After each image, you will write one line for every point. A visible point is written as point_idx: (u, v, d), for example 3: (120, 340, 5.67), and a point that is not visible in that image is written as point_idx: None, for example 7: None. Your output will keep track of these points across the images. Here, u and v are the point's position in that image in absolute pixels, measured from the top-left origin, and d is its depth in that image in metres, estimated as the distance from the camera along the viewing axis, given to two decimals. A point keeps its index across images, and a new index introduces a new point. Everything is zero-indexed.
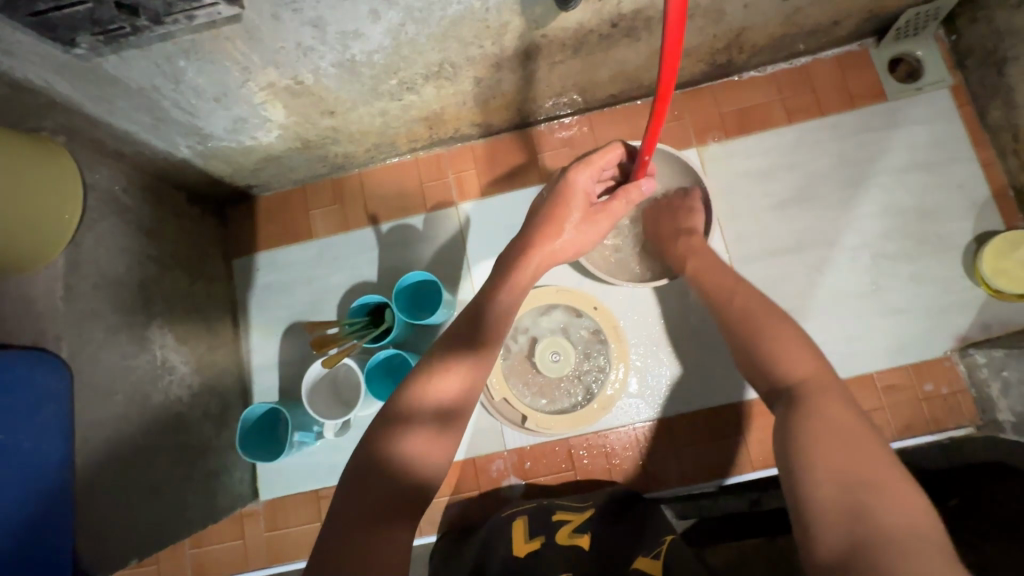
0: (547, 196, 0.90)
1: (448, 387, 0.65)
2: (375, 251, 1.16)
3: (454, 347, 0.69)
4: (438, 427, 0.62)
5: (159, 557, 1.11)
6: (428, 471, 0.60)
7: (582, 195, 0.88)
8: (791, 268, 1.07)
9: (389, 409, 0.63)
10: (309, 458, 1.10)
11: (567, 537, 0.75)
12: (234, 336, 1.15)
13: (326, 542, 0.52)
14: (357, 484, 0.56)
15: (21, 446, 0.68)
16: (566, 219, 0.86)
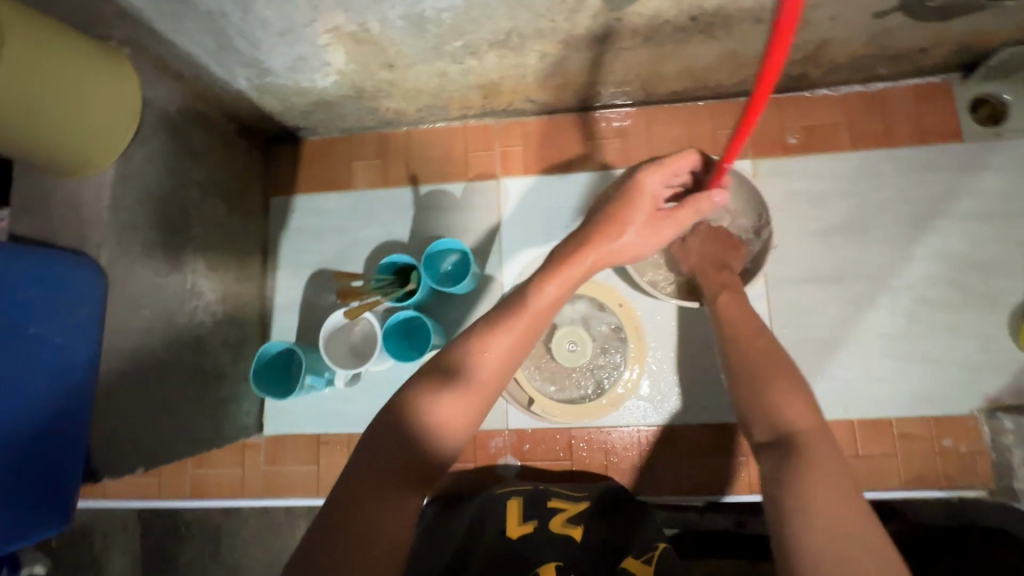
0: (613, 195, 0.88)
1: (473, 375, 0.63)
2: (410, 212, 1.16)
3: (488, 335, 0.67)
4: (458, 415, 0.61)
5: (163, 470, 1.15)
6: (436, 451, 0.59)
7: (649, 199, 0.86)
8: (827, 297, 1.04)
9: (407, 387, 0.62)
10: (316, 403, 1.12)
11: (559, 528, 0.75)
12: (262, 270, 1.17)
13: (333, 502, 0.53)
14: (364, 463, 0.55)
15: (52, 341, 0.71)
16: (629, 221, 0.84)
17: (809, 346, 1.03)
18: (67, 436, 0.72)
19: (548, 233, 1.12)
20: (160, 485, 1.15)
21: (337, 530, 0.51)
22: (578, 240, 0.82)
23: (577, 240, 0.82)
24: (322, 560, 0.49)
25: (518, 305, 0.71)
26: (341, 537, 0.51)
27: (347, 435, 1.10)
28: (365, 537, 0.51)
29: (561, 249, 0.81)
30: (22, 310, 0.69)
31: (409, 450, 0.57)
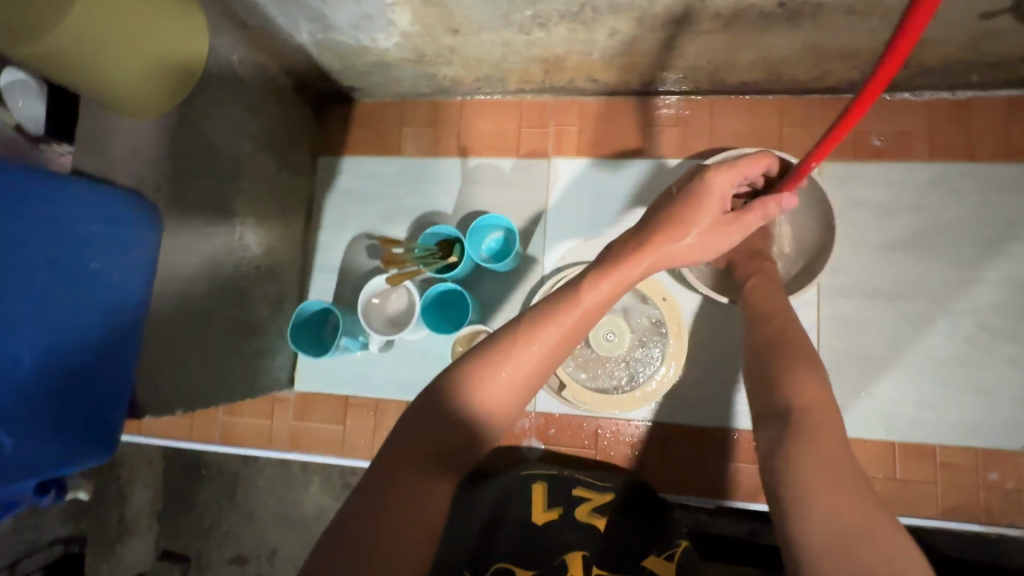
0: (676, 196, 0.84)
1: (522, 366, 0.61)
2: (456, 184, 1.15)
3: (538, 325, 0.64)
4: (502, 402, 0.60)
5: (195, 413, 1.18)
6: (475, 437, 0.59)
7: (716, 201, 0.81)
8: (882, 314, 0.99)
9: (450, 372, 0.61)
10: (345, 365, 1.13)
11: (586, 519, 0.75)
12: (305, 228, 1.17)
13: (369, 480, 0.54)
14: (403, 445, 0.56)
15: (110, 278, 0.70)
16: (693, 224, 0.80)
17: (857, 362, 0.99)
18: (112, 371, 0.71)
19: (596, 218, 1.09)
20: (192, 428, 1.19)
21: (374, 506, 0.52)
22: (637, 239, 0.79)
23: (637, 237, 0.79)
24: (358, 536, 0.50)
25: (569, 297, 0.69)
26: (375, 518, 0.52)
27: (375, 400, 1.11)
28: (397, 517, 0.52)
29: (620, 246, 0.78)
30: (76, 240, 0.67)
31: (449, 436, 0.57)
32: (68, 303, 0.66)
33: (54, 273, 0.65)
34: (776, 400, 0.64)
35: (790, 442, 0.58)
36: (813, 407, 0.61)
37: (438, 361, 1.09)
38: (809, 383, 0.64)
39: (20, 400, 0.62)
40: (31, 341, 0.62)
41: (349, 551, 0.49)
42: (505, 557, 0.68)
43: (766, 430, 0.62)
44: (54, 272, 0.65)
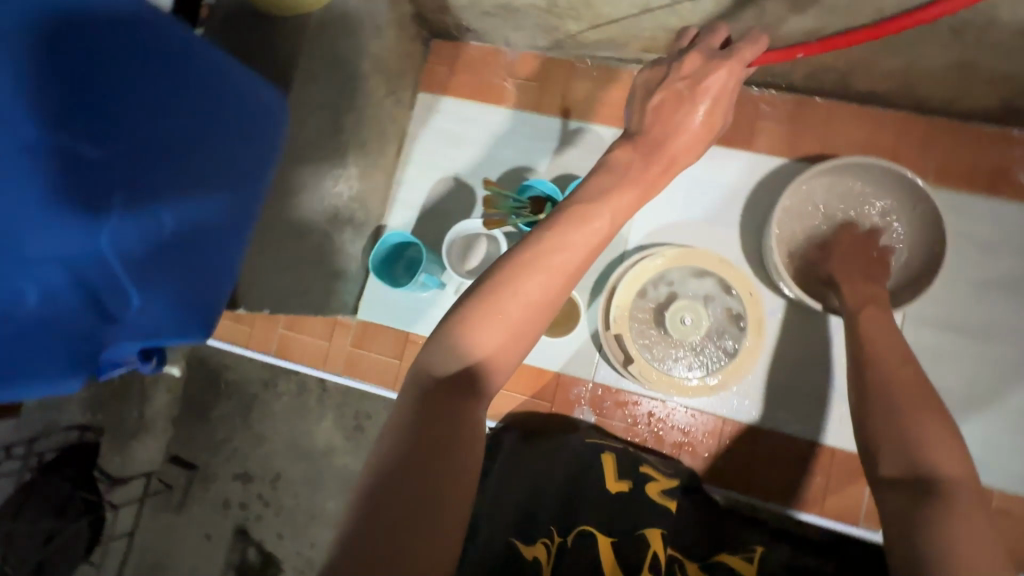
0: (668, 99, 0.69)
1: (530, 298, 0.57)
2: (552, 143, 1.13)
3: (534, 254, 0.58)
4: (507, 329, 0.56)
5: (257, 322, 1.21)
6: (487, 377, 0.56)
7: (710, 101, 0.69)
8: (964, 351, 0.97)
9: (447, 320, 0.57)
10: (413, 301, 1.13)
11: (656, 496, 0.76)
12: (393, 161, 1.17)
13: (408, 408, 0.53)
14: (418, 403, 0.53)
15: (246, 162, 0.68)
16: (688, 128, 0.69)
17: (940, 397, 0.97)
18: (230, 249, 0.68)
19: (690, 202, 1.07)
20: (251, 336, 1.21)
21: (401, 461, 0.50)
22: (637, 155, 0.67)
23: (641, 153, 0.67)
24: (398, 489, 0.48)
25: (569, 214, 0.61)
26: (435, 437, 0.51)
27: None
28: (446, 439, 0.51)
29: (616, 164, 0.67)
30: (230, 112, 0.65)
31: (461, 383, 0.54)
32: (212, 171, 0.63)
33: (207, 136, 0.62)
34: (911, 462, 0.61)
35: (926, 504, 0.57)
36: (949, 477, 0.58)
37: None
38: (945, 450, 0.61)
39: (154, 257, 0.58)
40: (172, 200, 0.59)
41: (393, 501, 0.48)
42: (588, 523, 0.71)
43: (897, 489, 0.60)
44: (207, 136, 0.62)
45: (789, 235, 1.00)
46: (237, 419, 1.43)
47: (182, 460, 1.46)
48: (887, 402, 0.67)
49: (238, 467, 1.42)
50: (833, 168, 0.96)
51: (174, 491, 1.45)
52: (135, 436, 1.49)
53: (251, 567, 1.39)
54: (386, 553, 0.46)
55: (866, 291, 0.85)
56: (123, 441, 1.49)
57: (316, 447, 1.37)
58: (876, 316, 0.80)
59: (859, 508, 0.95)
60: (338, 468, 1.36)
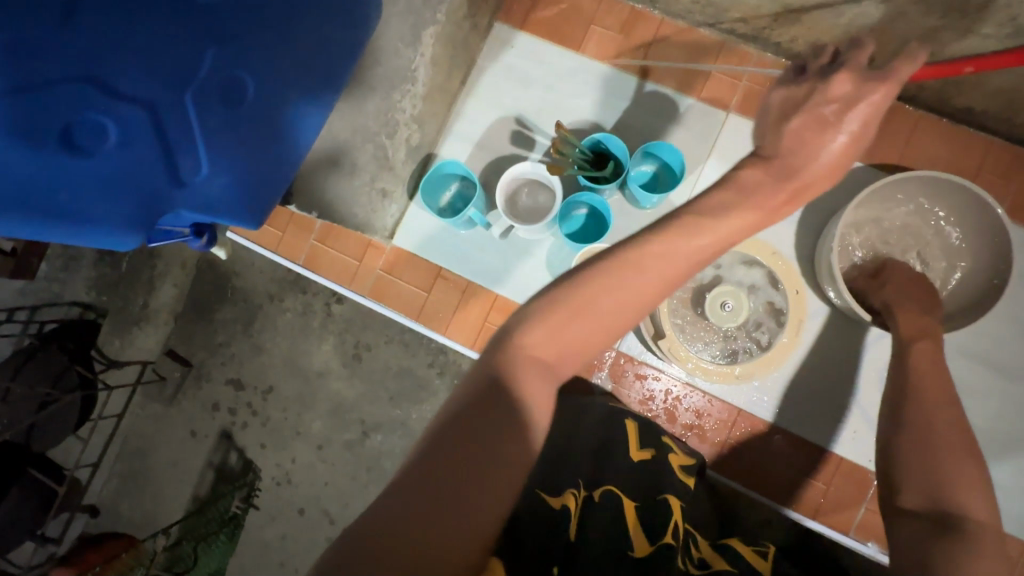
0: (810, 124, 0.65)
1: (629, 290, 0.55)
2: (624, 102, 1.08)
3: (640, 251, 0.56)
4: (596, 316, 0.55)
5: (289, 229, 1.18)
6: (568, 354, 0.55)
7: (856, 129, 0.64)
8: (995, 387, 0.97)
9: (539, 297, 0.56)
10: (452, 238, 1.10)
11: (677, 470, 0.78)
12: (457, 90, 1.12)
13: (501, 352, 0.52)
14: (505, 355, 0.52)
15: (332, 52, 0.69)
16: (825, 155, 0.65)
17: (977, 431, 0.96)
18: (296, 142, 0.70)
19: None
20: (280, 241, 1.19)
21: (474, 413, 0.48)
22: (767, 178, 0.65)
23: (773, 174, 0.65)
24: (457, 449, 0.45)
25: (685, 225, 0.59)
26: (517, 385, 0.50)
27: (467, 282, 1.10)
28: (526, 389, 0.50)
29: (742, 183, 0.64)
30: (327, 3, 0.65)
31: (550, 351, 0.53)
32: (301, 59, 0.65)
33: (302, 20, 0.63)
34: (936, 486, 0.61)
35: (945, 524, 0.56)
36: (979, 508, 0.59)
37: (545, 268, 1.07)
38: (970, 487, 0.60)
39: (230, 128, 0.60)
40: (256, 71, 0.60)
41: (460, 451, 0.45)
42: (614, 484, 0.71)
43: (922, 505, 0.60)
44: (305, 17, 0.63)
45: (850, 241, 0.98)
46: (238, 327, 1.43)
47: (176, 354, 1.44)
48: (928, 428, 0.67)
49: (232, 373, 1.43)
50: (898, 181, 0.93)
51: (166, 385, 1.45)
52: (138, 322, 1.45)
53: (230, 471, 1.42)
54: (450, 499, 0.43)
55: (918, 322, 0.82)
56: (124, 325, 1.44)
57: (313, 367, 1.38)
58: (930, 353, 0.77)
59: (849, 516, 0.97)
60: (333, 391, 1.38)
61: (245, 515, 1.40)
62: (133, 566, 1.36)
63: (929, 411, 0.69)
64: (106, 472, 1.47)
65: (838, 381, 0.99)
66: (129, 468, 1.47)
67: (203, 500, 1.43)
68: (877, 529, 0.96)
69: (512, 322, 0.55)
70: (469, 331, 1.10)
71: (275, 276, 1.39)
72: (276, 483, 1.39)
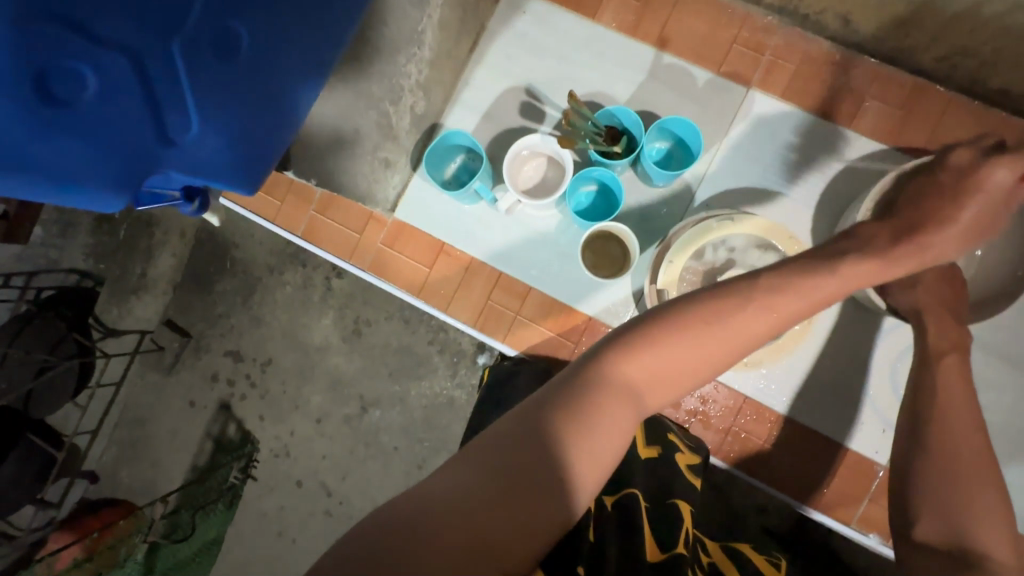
0: (925, 186, 0.78)
1: (732, 326, 0.57)
2: (639, 74, 1.03)
3: (749, 288, 0.60)
4: (693, 351, 0.56)
5: (288, 200, 1.14)
6: (650, 387, 0.55)
7: (979, 201, 0.75)
8: (1012, 383, 0.94)
9: (639, 321, 0.58)
10: (455, 212, 1.07)
11: (684, 469, 0.77)
12: (464, 58, 1.07)
13: (588, 369, 0.54)
14: (589, 375, 0.53)
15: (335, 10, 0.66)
16: (952, 221, 0.74)
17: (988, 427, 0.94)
18: (292, 103, 0.68)
19: (771, 172, 1.00)
20: (278, 212, 1.15)
21: (535, 425, 0.49)
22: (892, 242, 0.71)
23: (890, 234, 0.73)
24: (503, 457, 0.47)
25: (782, 271, 0.63)
26: (590, 414, 0.50)
27: (470, 259, 1.07)
28: (601, 420, 0.50)
29: (862, 235, 0.72)
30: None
31: (636, 379, 0.54)
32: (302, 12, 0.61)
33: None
34: None
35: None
36: None
37: (551, 247, 1.04)
38: (996, 532, 0.59)
39: (224, 86, 0.57)
40: (256, 25, 0.57)
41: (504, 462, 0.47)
42: (630, 484, 0.71)
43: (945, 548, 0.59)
44: None
45: None
46: (238, 298, 1.40)
47: (176, 326, 1.43)
48: (954, 438, 0.64)
49: (231, 344, 1.41)
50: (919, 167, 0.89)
51: (165, 354, 1.44)
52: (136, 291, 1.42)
53: (229, 442, 1.41)
54: (490, 507, 0.45)
55: (952, 331, 0.76)
56: (121, 292, 1.40)
57: (313, 341, 1.36)
58: (959, 367, 0.71)
59: (850, 508, 0.96)
60: (331, 366, 1.36)
61: (243, 486, 1.40)
62: (132, 531, 1.38)
63: (946, 408, 0.66)
64: (105, 440, 1.47)
65: (848, 371, 0.96)
66: (129, 436, 1.47)
67: (201, 471, 1.43)
68: (880, 521, 0.95)
69: (605, 342, 0.57)
70: (470, 310, 1.07)
71: (277, 250, 1.36)
72: (274, 456, 1.39)
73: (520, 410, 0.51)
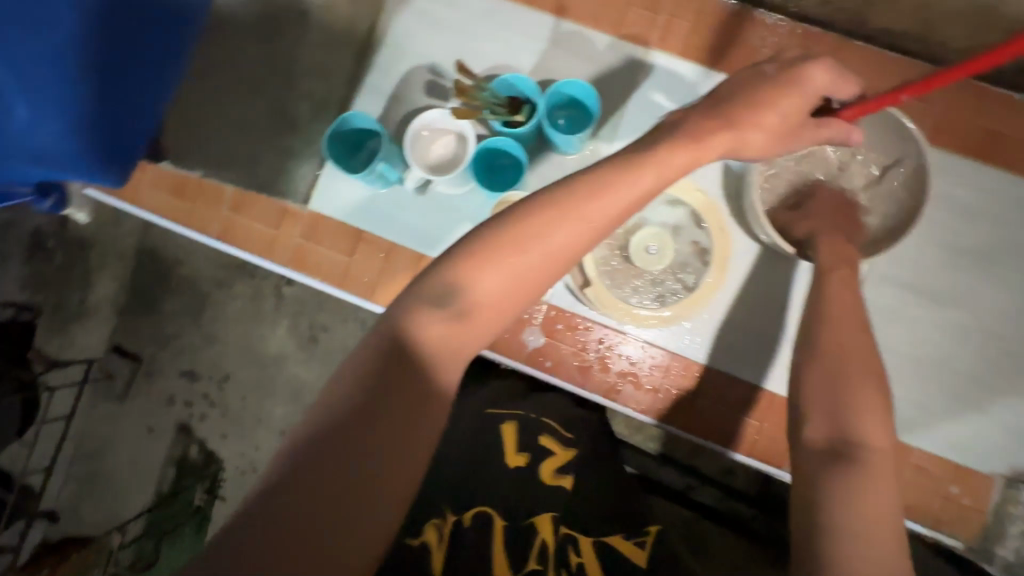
0: (746, 79, 0.70)
1: (552, 245, 0.56)
2: (541, 44, 1.03)
3: (566, 199, 0.57)
4: (509, 271, 0.54)
5: (196, 198, 1.08)
6: (477, 324, 0.55)
7: (799, 95, 0.68)
8: (921, 313, 0.97)
9: (454, 257, 0.55)
10: (370, 197, 1.05)
11: (551, 480, 0.71)
12: (364, 42, 1.05)
13: (406, 330, 0.51)
14: (403, 336, 0.51)
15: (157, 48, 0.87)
16: (773, 115, 0.67)
17: (895, 356, 0.97)
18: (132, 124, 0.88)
19: None
20: (190, 213, 1.08)
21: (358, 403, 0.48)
22: (701, 134, 0.65)
23: (695, 127, 0.66)
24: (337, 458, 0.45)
25: (599, 173, 0.59)
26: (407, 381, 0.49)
27: (389, 245, 1.05)
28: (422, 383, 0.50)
29: (686, 135, 0.65)
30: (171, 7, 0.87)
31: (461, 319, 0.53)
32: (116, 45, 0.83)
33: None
34: None
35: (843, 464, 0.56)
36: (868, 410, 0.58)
37: (467, 223, 1.03)
38: (883, 439, 0.58)
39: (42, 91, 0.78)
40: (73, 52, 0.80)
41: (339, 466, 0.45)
42: (487, 503, 0.67)
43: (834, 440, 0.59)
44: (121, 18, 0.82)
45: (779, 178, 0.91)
46: (188, 317, 1.34)
47: (126, 351, 1.35)
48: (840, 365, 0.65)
49: (185, 364, 1.35)
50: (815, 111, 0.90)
51: (115, 381, 1.36)
52: (78, 317, 1.35)
53: (191, 464, 1.34)
54: (327, 506, 0.44)
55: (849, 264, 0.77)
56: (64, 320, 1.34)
57: (269, 352, 1.32)
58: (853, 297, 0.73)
59: (780, 453, 0.98)
60: (284, 377, 1.32)
61: (210, 508, 1.31)
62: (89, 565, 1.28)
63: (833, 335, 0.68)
64: (61, 476, 1.36)
65: (768, 319, 0.98)
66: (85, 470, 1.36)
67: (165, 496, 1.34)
68: None
69: (423, 294, 0.54)
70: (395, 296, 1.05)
71: (212, 261, 1.32)
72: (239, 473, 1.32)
73: (344, 407, 0.47)
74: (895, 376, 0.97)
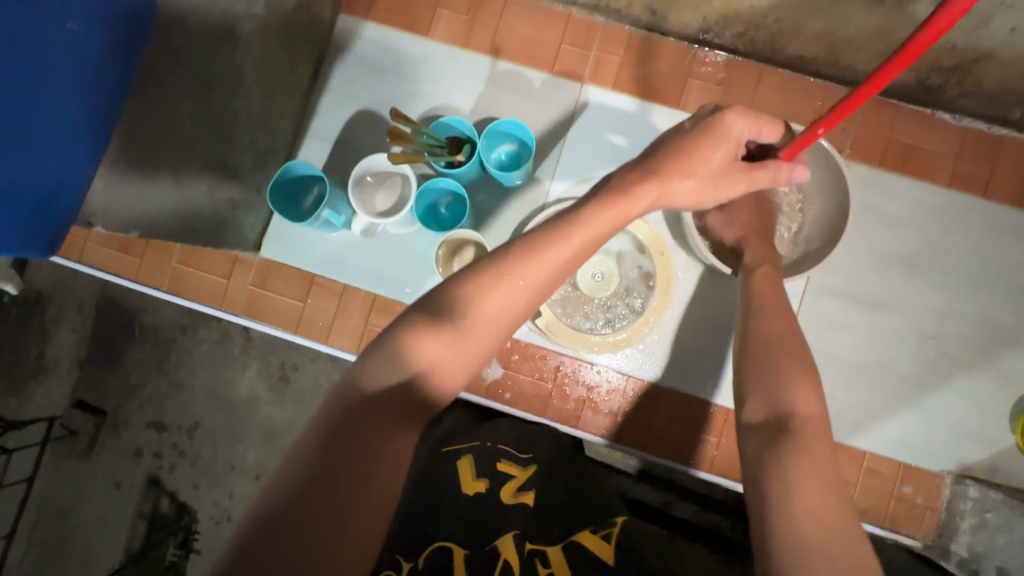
0: (674, 134, 0.76)
1: (496, 309, 0.57)
2: (480, 84, 1.06)
3: (504, 262, 0.59)
4: (455, 340, 0.55)
5: (146, 253, 1.12)
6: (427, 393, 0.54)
7: (724, 144, 0.74)
8: (860, 320, 1.01)
9: (399, 329, 0.55)
10: (321, 242, 1.06)
11: (510, 499, 0.67)
12: (308, 89, 1.07)
13: (348, 413, 0.49)
14: (345, 415, 0.49)
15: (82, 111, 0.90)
16: (705, 165, 0.73)
17: (840, 364, 1.01)
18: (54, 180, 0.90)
19: (616, 160, 1.03)
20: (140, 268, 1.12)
21: (295, 495, 0.44)
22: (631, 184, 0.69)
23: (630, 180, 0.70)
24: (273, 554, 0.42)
25: (536, 236, 0.62)
26: (349, 464, 0.46)
27: (342, 286, 1.06)
28: (371, 466, 0.47)
29: (619, 187, 0.69)
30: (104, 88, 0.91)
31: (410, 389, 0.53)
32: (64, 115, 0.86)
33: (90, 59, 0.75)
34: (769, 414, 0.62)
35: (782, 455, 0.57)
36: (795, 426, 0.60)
37: (418, 261, 1.04)
38: None
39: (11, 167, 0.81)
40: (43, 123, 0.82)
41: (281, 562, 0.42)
42: (444, 535, 0.61)
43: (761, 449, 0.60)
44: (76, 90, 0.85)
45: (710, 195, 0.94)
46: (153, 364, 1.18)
47: (88, 405, 1.19)
48: None
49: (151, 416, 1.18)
50: None
51: (78, 438, 1.19)
52: (33, 376, 1.21)
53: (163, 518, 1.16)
54: None
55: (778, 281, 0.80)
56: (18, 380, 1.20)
57: (239, 396, 1.15)
58: None
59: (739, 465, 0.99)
60: None
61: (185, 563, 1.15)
62: None
63: None
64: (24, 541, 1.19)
65: (718, 335, 1.00)
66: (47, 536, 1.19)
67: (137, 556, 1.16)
68: None
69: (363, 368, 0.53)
70: (350, 337, 1.05)
71: None
72: None
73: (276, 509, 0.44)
74: (840, 384, 1.00)
